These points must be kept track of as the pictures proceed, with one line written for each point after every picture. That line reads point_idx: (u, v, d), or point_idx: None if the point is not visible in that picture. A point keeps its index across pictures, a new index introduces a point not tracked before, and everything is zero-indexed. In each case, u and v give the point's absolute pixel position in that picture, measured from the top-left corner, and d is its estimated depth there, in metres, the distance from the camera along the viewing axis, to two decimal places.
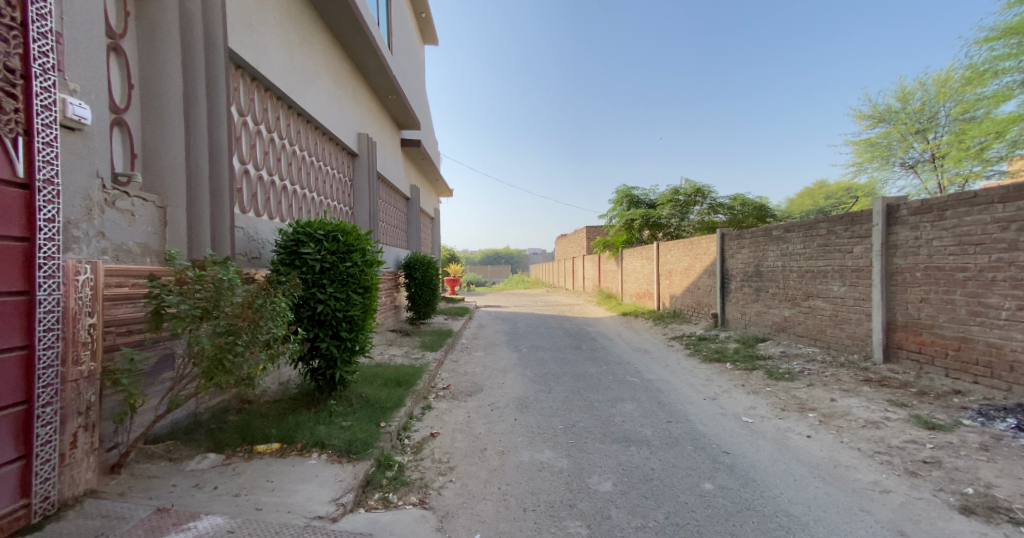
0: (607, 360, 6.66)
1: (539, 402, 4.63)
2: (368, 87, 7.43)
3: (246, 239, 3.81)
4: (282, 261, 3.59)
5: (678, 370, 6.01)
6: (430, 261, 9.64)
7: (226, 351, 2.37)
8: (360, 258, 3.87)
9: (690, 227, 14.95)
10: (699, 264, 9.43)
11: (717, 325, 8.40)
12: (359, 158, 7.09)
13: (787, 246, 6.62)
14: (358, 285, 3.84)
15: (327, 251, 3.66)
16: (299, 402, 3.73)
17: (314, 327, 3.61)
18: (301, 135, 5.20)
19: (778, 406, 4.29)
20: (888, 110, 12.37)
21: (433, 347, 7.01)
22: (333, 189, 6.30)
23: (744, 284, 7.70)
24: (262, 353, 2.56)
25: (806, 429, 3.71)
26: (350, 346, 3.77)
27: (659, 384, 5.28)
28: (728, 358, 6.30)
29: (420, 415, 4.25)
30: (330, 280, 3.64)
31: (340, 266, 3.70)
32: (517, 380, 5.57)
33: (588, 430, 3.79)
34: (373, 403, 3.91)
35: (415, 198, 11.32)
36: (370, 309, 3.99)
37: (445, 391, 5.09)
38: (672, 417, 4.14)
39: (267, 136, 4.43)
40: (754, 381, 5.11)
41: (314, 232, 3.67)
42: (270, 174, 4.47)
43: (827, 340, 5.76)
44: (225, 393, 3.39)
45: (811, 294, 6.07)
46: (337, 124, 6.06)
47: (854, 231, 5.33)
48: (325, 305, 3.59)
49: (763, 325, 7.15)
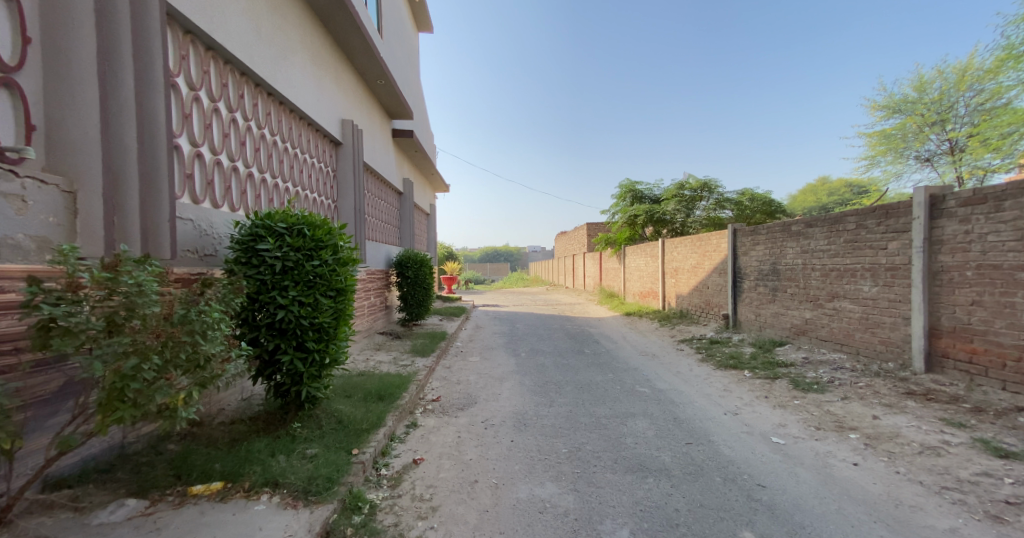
0: (613, 367, 6.13)
1: (538, 418, 4.09)
2: (353, 70, 6.88)
3: (195, 233, 3.27)
4: (237, 259, 3.07)
5: (691, 378, 5.48)
6: (424, 258, 9.11)
7: (130, 379, 1.80)
8: (331, 257, 3.35)
9: (695, 224, 14.41)
10: (708, 262, 8.89)
11: (728, 327, 7.87)
12: (343, 147, 6.55)
13: (808, 242, 6.08)
14: (328, 288, 3.32)
15: (290, 248, 3.13)
16: (258, 424, 3.21)
17: (274, 336, 3.10)
18: (271, 118, 4.64)
19: (811, 423, 3.76)
20: (904, 99, 11.75)
21: (424, 352, 6.48)
22: (313, 180, 5.75)
23: (759, 283, 7.18)
24: (186, 378, 2.03)
25: (850, 454, 3.18)
26: (319, 359, 3.26)
27: (673, 396, 4.75)
28: (745, 364, 5.77)
29: (403, 435, 3.72)
30: (293, 282, 3.11)
31: (305, 265, 3.16)
32: (514, 390, 5.04)
33: (596, 455, 3.27)
34: (346, 424, 3.39)
35: (408, 193, 10.78)
36: (343, 316, 3.48)
37: (434, 404, 4.57)
38: (692, 438, 3.61)
39: (227, 115, 3.87)
40: (778, 393, 4.58)
41: (275, 226, 3.15)
42: (233, 160, 3.92)
43: (856, 345, 5.23)
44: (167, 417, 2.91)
45: (837, 295, 5.54)
46: (316, 108, 5.52)
47: (889, 226, 4.80)
48: (287, 312, 3.07)
49: (780, 327, 6.62)
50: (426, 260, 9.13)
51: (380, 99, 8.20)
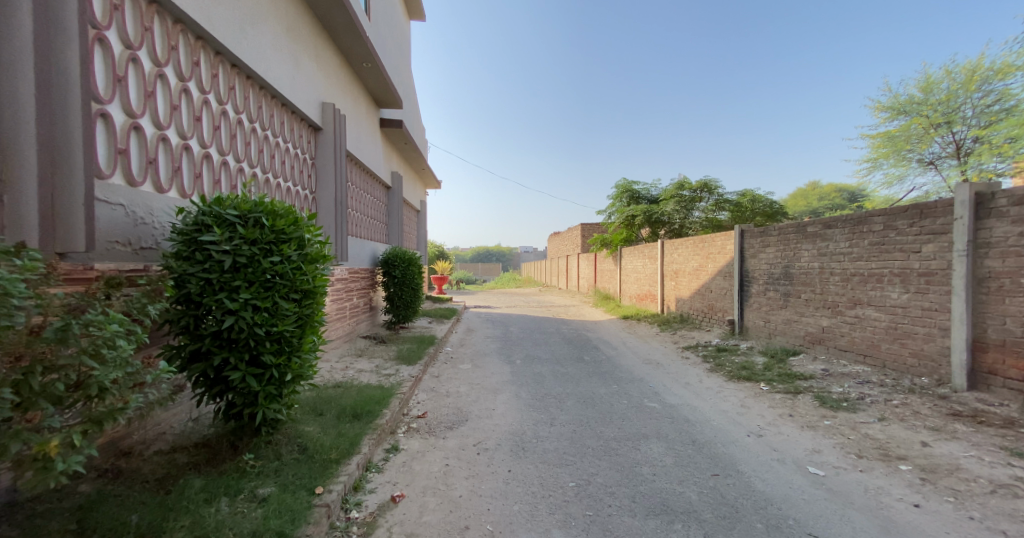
0: (616, 377, 5.64)
1: (537, 441, 3.57)
2: (337, 49, 6.32)
3: (129, 222, 2.71)
4: (177, 253, 2.54)
5: (703, 391, 5.01)
6: (412, 257, 8.52)
7: None
8: (295, 252, 2.81)
9: (694, 225, 14.01)
10: (712, 264, 8.45)
11: (734, 333, 7.44)
12: (323, 133, 6.01)
13: (826, 244, 5.65)
14: (290, 290, 2.77)
15: (243, 240, 2.59)
16: (203, 453, 2.68)
17: (221, 349, 2.56)
18: (236, 93, 4.09)
19: (850, 451, 3.29)
20: (909, 100, 11.44)
21: (410, 359, 5.91)
22: (288, 168, 5.21)
23: (769, 287, 6.74)
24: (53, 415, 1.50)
25: (906, 491, 2.72)
26: (277, 376, 2.72)
27: (686, 413, 4.26)
28: (759, 376, 5.31)
29: (381, 463, 3.18)
30: (246, 282, 2.57)
31: (261, 262, 2.62)
32: (509, 405, 4.50)
33: (610, 492, 2.77)
34: (312, 453, 2.85)
35: (396, 187, 10.21)
36: (310, 323, 2.95)
37: (418, 423, 4.03)
38: (717, 469, 3.11)
39: (178, 85, 3.31)
40: (803, 410, 4.11)
41: (225, 214, 2.61)
42: (184, 138, 3.36)
43: (881, 357, 4.80)
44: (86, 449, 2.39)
45: (859, 301, 5.10)
46: (291, 88, 4.97)
47: (925, 226, 4.37)
48: (238, 319, 2.53)
49: (793, 335, 6.17)
50: (414, 259, 8.55)
51: (368, 85, 7.65)
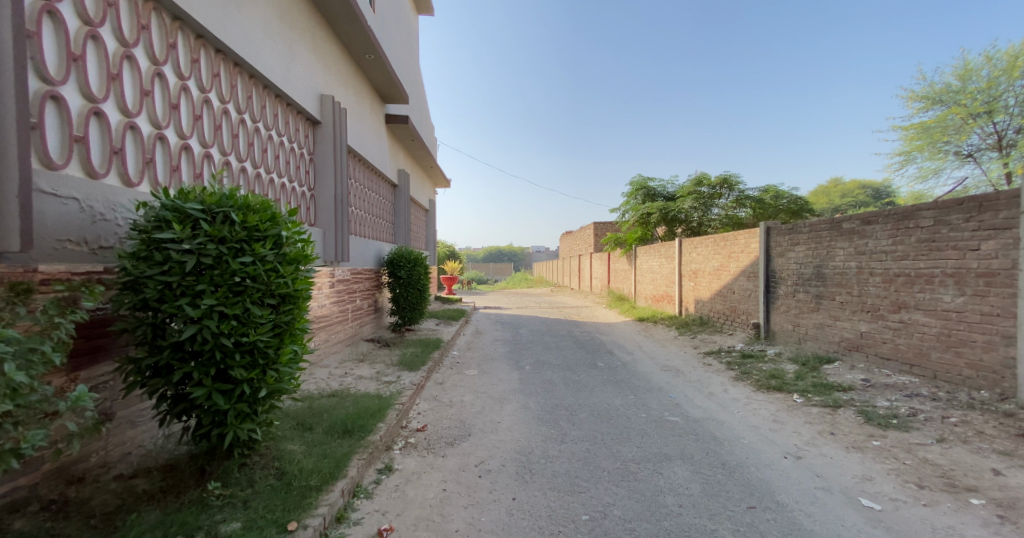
0: (634, 386, 5.23)
1: (546, 462, 3.20)
2: (337, 39, 6.02)
3: (83, 218, 2.42)
4: (135, 254, 2.24)
5: (729, 403, 4.57)
6: (418, 257, 8.20)
7: None
8: (270, 251, 2.48)
9: (713, 223, 13.46)
10: (734, 263, 7.97)
11: (760, 338, 6.96)
12: (322, 127, 5.73)
13: (864, 241, 5.16)
14: (265, 294, 2.45)
15: (208, 239, 2.28)
16: (168, 480, 2.38)
17: (183, 362, 2.25)
18: (220, 80, 3.80)
19: (908, 479, 2.86)
20: (945, 89, 10.79)
21: (413, 365, 5.59)
22: (282, 163, 4.94)
23: (799, 289, 6.25)
24: None
25: (984, 532, 2.29)
26: (249, 393, 2.39)
27: (713, 429, 3.85)
28: (791, 386, 4.85)
29: (371, 488, 2.84)
30: (211, 286, 2.26)
31: (229, 262, 2.30)
32: (517, 418, 4.13)
33: (630, 528, 2.39)
34: (289, 479, 2.51)
35: (403, 185, 9.92)
36: (289, 332, 2.62)
37: (417, 438, 3.70)
38: (753, 499, 2.69)
39: (150, 68, 3.02)
40: (846, 428, 3.65)
41: (186, 208, 2.29)
42: (158, 127, 3.07)
43: (931, 367, 4.31)
44: (40, 476, 2.11)
45: (905, 305, 4.61)
46: (284, 78, 4.71)
47: (984, 221, 3.90)
48: (200, 328, 2.21)
49: (827, 341, 5.68)
50: (420, 259, 8.23)
51: (371, 78, 7.36)
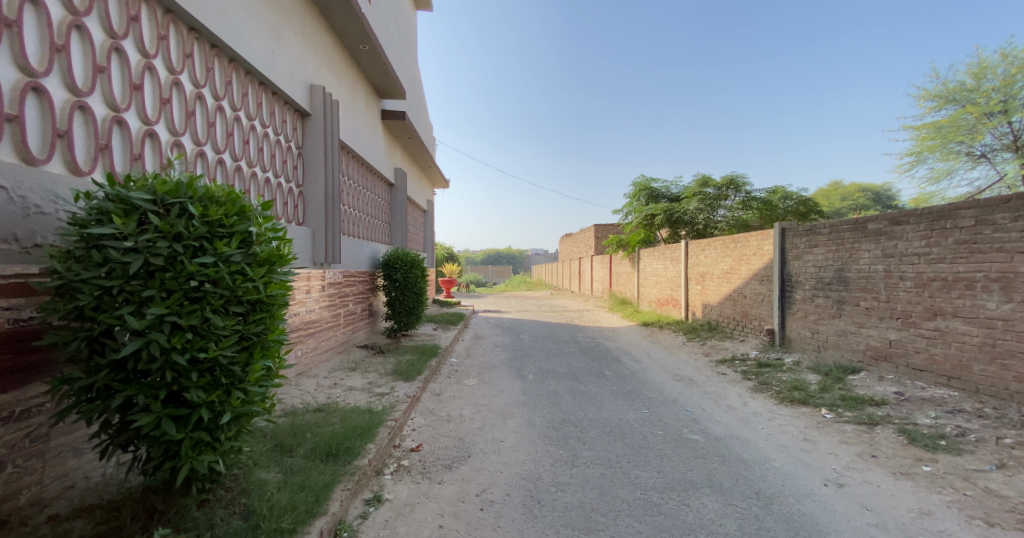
0: (646, 398, 4.87)
1: (555, 491, 2.82)
2: (328, 26, 5.66)
3: (11, 210, 2.07)
4: (70, 253, 1.87)
5: (751, 418, 4.21)
6: (415, 259, 7.81)
7: None
8: (236, 251, 2.10)
9: (719, 225, 13.10)
10: (746, 266, 7.61)
11: (775, 345, 6.60)
12: (311, 119, 5.38)
13: (893, 243, 4.82)
14: (229, 302, 2.07)
15: (158, 235, 1.90)
16: (109, 523, 1.99)
17: (126, 385, 1.86)
18: (193, 62, 3.52)
19: (972, 514, 2.49)
20: (959, 87, 10.47)
21: (408, 374, 5.21)
22: (266, 155, 4.61)
23: (818, 293, 5.89)
24: None
25: None
26: (208, 419, 2.01)
27: (738, 450, 3.48)
28: (817, 399, 4.48)
29: (356, 524, 2.45)
30: (162, 293, 1.88)
31: (183, 264, 1.92)
32: (521, 437, 3.75)
33: None
34: (258, 521, 2.12)
35: (400, 184, 9.55)
36: (260, 346, 2.24)
37: (410, 460, 3.31)
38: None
39: (106, 42, 2.69)
40: (888, 450, 3.29)
41: (131, 196, 1.92)
42: (114, 109, 2.74)
43: (973, 380, 3.95)
44: None
45: (941, 312, 4.25)
46: (268, 63, 4.36)
47: None
48: (145, 344, 1.83)
49: (851, 349, 5.32)
50: (417, 260, 7.83)
51: (366, 70, 7.00)
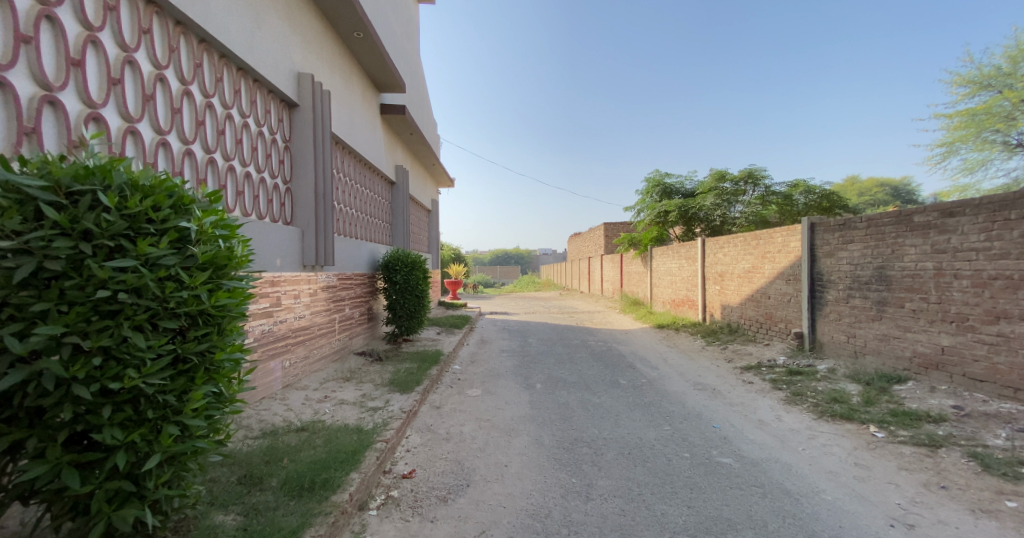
0: (667, 412, 4.39)
1: (565, 532, 2.39)
2: (319, 10, 5.27)
3: None
4: None
5: (789, 436, 3.72)
6: (416, 260, 7.38)
7: None
8: (167, 251, 1.67)
9: (737, 221, 12.54)
10: (770, 264, 7.08)
11: (805, 350, 6.07)
12: (299, 110, 5.00)
13: (944, 237, 4.29)
14: (158, 315, 1.65)
15: (57, 232, 1.48)
16: None
17: (16, 426, 1.45)
18: (151, 40, 3.03)
19: None
20: (995, 71, 9.85)
21: (405, 385, 4.79)
22: (247, 149, 4.19)
23: (854, 294, 5.36)
24: None
25: None
26: (128, 465, 1.59)
27: (779, 477, 3.01)
28: (862, 413, 3.97)
29: None
30: (62, 306, 1.46)
31: (91, 268, 1.50)
32: (528, 460, 3.30)
33: None
34: None
35: (402, 182, 9.15)
36: (204, 369, 1.81)
37: (399, 491, 2.88)
38: None
39: (33, 8, 2.21)
40: (961, 481, 2.79)
41: (20, 183, 1.48)
42: (46, 88, 2.26)
43: None
44: None
45: (1006, 315, 3.73)
46: (247, 46, 3.96)
47: None
48: (37, 374, 1.41)
49: (895, 356, 4.78)
50: (418, 261, 7.39)
51: (362, 61, 6.62)
